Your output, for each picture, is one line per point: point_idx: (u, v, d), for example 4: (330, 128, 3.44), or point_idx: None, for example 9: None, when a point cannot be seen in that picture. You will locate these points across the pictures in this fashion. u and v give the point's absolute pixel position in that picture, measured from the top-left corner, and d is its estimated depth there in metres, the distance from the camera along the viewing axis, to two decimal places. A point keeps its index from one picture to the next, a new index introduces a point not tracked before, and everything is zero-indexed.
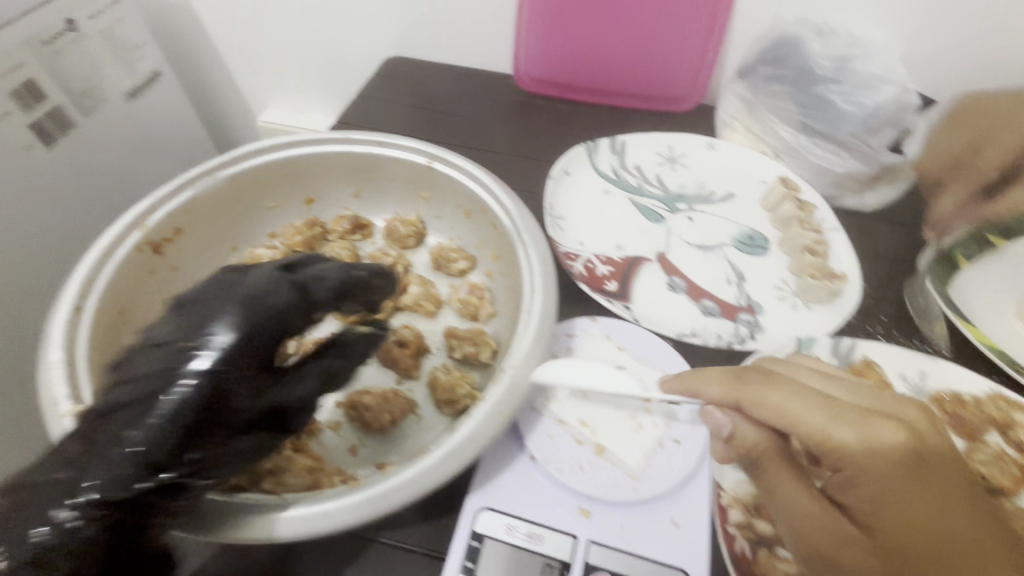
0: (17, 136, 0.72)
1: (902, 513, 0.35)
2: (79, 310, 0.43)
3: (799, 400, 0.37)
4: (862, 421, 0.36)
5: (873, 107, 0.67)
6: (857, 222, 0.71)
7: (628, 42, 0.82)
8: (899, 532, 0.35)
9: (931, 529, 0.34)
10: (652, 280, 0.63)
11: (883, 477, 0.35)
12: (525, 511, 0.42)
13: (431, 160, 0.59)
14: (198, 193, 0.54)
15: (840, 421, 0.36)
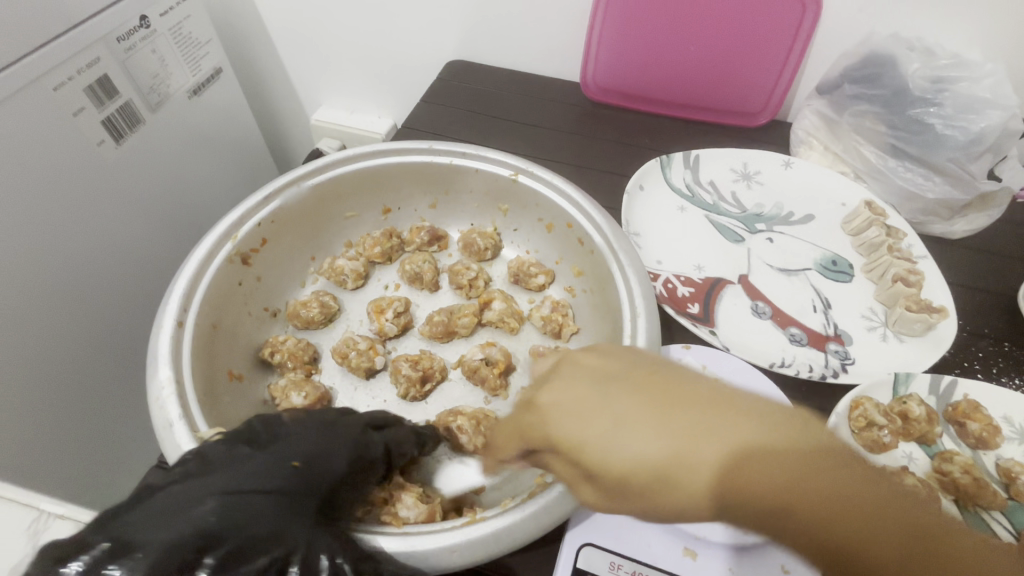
0: (91, 133, 0.72)
1: (800, 501, 0.24)
2: (180, 326, 0.42)
3: (589, 415, 0.28)
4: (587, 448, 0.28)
5: (976, 133, 0.64)
6: (944, 249, 0.68)
7: (703, 55, 0.79)
8: (804, 511, 0.24)
9: (799, 477, 0.24)
10: (735, 305, 0.61)
11: (739, 444, 0.25)
12: (628, 549, 0.41)
13: (516, 172, 0.57)
14: (284, 203, 0.53)
15: (643, 424, 0.27)
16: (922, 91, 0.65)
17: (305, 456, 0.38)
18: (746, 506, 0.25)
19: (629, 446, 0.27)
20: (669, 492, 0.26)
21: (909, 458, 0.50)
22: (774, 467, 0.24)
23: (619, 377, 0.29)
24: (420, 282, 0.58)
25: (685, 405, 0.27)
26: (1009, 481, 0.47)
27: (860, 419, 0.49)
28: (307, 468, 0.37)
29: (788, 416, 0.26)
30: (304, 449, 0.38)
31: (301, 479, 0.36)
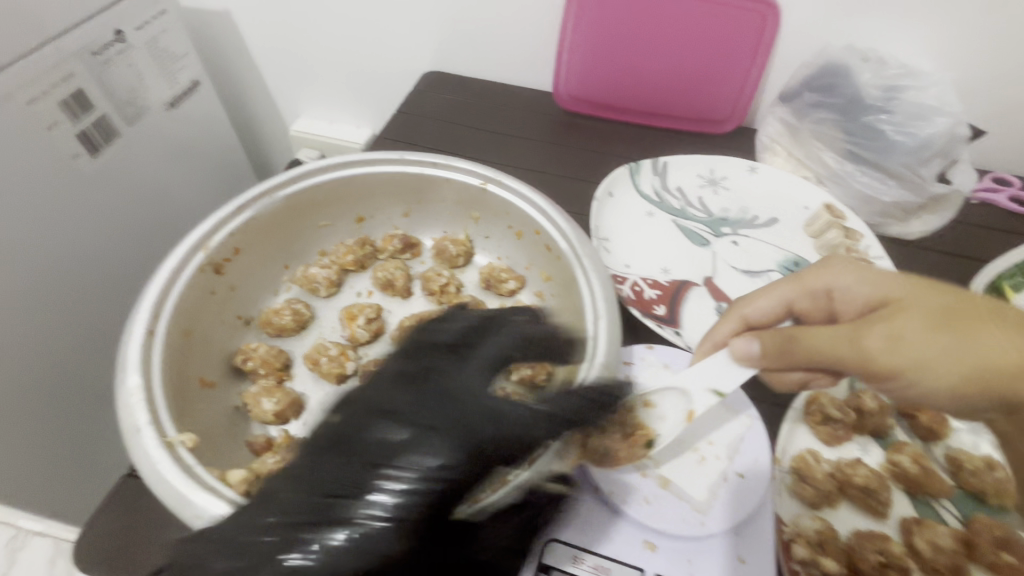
0: (67, 146, 0.73)
1: (967, 354, 0.39)
2: (150, 334, 0.43)
3: (876, 336, 0.40)
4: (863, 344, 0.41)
5: (925, 138, 0.67)
6: (901, 249, 0.71)
7: (670, 65, 0.82)
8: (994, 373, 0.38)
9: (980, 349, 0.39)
10: (700, 306, 0.63)
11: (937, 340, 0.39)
12: (592, 543, 0.42)
13: (485, 181, 0.59)
14: (256, 213, 0.54)
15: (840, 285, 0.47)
16: (874, 99, 0.69)
17: (429, 419, 0.38)
18: (1007, 376, 0.38)
19: (923, 354, 0.40)
20: (972, 377, 0.39)
21: (862, 452, 0.51)
22: (975, 343, 0.39)
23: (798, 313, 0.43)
24: (392, 289, 0.59)
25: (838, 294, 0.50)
26: (956, 470, 0.50)
27: (815, 414, 0.51)
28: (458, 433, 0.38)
29: (922, 313, 0.40)
30: (428, 413, 0.38)
31: (432, 443, 0.37)
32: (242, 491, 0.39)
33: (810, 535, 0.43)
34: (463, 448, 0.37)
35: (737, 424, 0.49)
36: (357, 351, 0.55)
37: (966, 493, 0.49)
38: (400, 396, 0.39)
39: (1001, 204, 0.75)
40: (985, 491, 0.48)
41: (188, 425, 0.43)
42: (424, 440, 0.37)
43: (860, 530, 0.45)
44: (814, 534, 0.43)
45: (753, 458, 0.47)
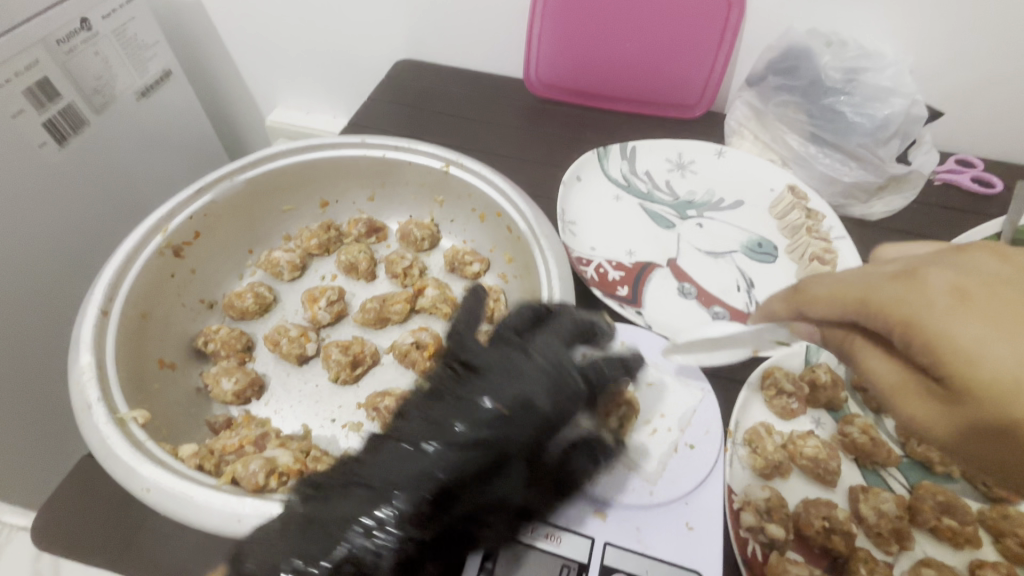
0: (32, 135, 0.72)
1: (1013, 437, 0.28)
2: (104, 315, 0.43)
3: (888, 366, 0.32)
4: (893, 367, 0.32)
5: (882, 120, 0.68)
6: (863, 230, 0.72)
7: (638, 50, 0.83)
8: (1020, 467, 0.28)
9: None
10: (662, 286, 0.64)
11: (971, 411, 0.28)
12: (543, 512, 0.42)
13: (447, 164, 0.60)
14: (216, 197, 0.54)
15: (933, 308, 0.29)
16: (834, 81, 0.70)
17: (510, 389, 0.43)
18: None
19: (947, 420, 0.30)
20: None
21: (815, 423, 0.52)
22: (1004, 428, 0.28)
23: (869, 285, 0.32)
24: (356, 271, 0.59)
25: (977, 297, 0.29)
26: (905, 440, 0.51)
27: (770, 388, 0.52)
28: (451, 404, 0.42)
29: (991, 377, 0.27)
30: (507, 384, 0.43)
31: (467, 412, 0.42)
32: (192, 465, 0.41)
33: (757, 503, 0.44)
34: (468, 415, 0.42)
35: (689, 396, 0.50)
36: (319, 333, 0.56)
37: (912, 462, 0.50)
38: (499, 379, 0.44)
39: (961, 185, 0.76)
40: (930, 460, 0.49)
41: (145, 404, 0.43)
42: (500, 410, 0.42)
43: (808, 498, 0.47)
44: (763, 502, 0.45)
45: (704, 430, 0.47)
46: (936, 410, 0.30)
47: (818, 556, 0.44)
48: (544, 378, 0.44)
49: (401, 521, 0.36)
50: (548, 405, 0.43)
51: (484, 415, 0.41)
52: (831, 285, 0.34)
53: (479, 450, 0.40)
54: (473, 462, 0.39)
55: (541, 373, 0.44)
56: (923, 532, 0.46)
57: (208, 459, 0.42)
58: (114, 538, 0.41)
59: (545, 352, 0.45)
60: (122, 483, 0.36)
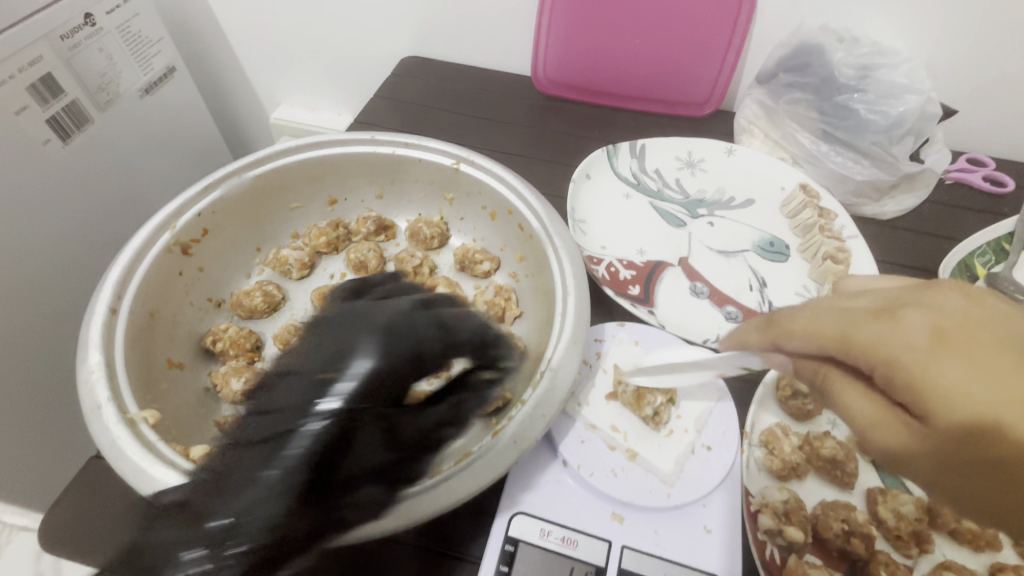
0: (36, 132, 0.71)
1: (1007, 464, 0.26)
2: (113, 313, 0.43)
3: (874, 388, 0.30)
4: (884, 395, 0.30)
5: (896, 117, 0.67)
6: (875, 229, 0.71)
7: (648, 48, 0.82)
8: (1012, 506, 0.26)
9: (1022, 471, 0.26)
10: (674, 285, 0.63)
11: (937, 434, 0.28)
12: (559, 516, 0.42)
13: (458, 161, 0.59)
14: (224, 194, 0.53)
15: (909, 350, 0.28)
16: (848, 78, 0.69)
17: (341, 342, 0.43)
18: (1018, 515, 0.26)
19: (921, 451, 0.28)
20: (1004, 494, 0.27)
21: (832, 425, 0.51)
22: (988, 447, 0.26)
23: (856, 313, 0.31)
24: (365, 270, 0.59)
25: (958, 339, 0.28)
26: None
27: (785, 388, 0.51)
28: (314, 368, 0.41)
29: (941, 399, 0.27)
30: (326, 341, 0.43)
31: (313, 376, 0.41)
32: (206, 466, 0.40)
33: (776, 505, 0.43)
34: (318, 375, 0.41)
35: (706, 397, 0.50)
36: None
37: None
38: (352, 337, 0.43)
39: (974, 184, 0.75)
40: None
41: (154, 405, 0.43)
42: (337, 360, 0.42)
43: (828, 501, 0.46)
44: (781, 505, 0.43)
45: (721, 431, 0.47)
46: (918, 452, 0.28)
47: (837, 560, 0.43)
48: (395, 327, 0.44)
49: (261, 499, 0.34)
50: (388, 360, 0.42)
51: (325, 371, 0.41)
52: (808, 319, 0.33)
53: (347, 412, 0.38)
54: (337, 423, 0.37)
55: (394, 322, 0.44)
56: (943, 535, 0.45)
57: None
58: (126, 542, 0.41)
59: (402, 318, 0.45)
60: (136, 486, 0.35)
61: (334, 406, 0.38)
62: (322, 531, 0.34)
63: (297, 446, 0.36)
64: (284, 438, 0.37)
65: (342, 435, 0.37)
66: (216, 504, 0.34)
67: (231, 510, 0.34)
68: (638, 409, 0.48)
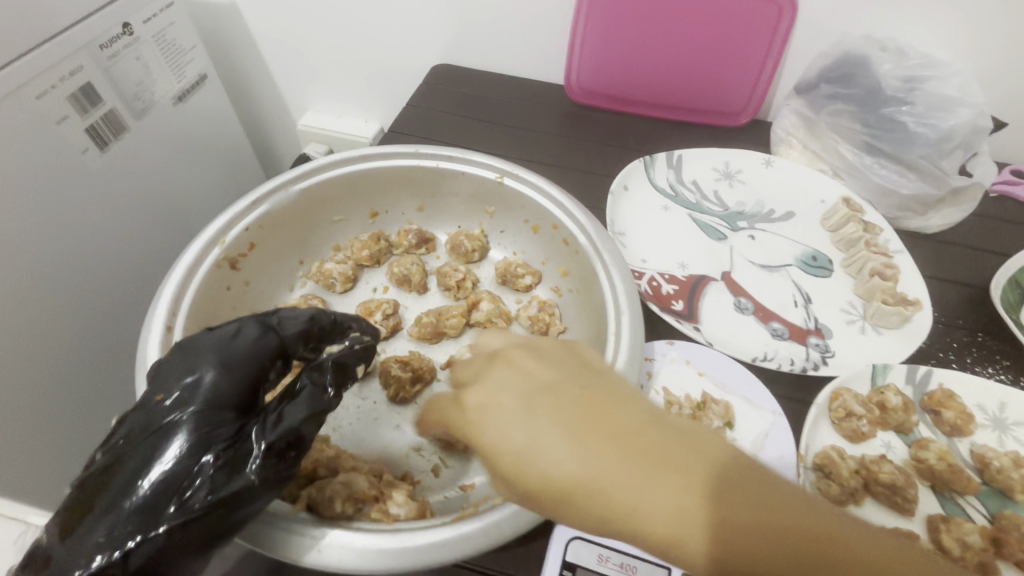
0: (76, 141, 0.72)
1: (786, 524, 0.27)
2: (169, 331, 0.42)
3: (549, 442, 0.29)
4: (575, 447, 0.29)
5: (947, 130, 0.66)
6: (920, 243, 0.70)
7: (685, 57, 0.81)
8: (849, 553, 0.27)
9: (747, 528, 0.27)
10: (718, 300, 0.62)
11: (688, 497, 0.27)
12: (617, 541, 0.41)
13: (501, 175, 0.58)
14: (271, 208, 0.53)
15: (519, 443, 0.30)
16: (894, 90, 0.68)
17: (206, 358, 0.38)
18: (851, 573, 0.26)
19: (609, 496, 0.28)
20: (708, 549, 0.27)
21: (886, 447, 0.51)
22: (734, 502, 0.27)
23: (541, 395, 0.31)
24: (408, 284, 0.58)
25: (605, 421, 0.29)
26: (983, 467, 0.49)
27: (840, 410, 0.51)
28: (173, 395, 0.36)
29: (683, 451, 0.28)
30: (184, 358, 0.38)
31: (180, 399, 0.36)
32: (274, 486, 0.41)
33: None
34: (186, 398, 0.36)
35: (761, 420, 0.50)
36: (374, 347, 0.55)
37: (992, 490, 0.48)
38: (202, 354, 0.38)
39: (1019, 197, 0.74)
40: (1011, 489, 0.47)
41: None
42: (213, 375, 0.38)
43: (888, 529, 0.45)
44: None
45: (776, 456, 0.47)
46: (694, 524, 0.27)
47: None
48: (239, 348, 0.39)
49: (111, 536, 0.32)
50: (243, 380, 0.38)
51: (196, 392, 0.36)
52: (482, 399, 0.32)
53: (212, 434, 0.35)
54: (196, 455, 0.34)
55: (241, 342, 0.39)
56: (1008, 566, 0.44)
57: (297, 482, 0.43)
58: None
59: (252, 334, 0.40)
60: None
61: (191, 428, 0.35)
62: (198, 554, 0.34)
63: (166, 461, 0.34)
64: (147, 455, 0.34)
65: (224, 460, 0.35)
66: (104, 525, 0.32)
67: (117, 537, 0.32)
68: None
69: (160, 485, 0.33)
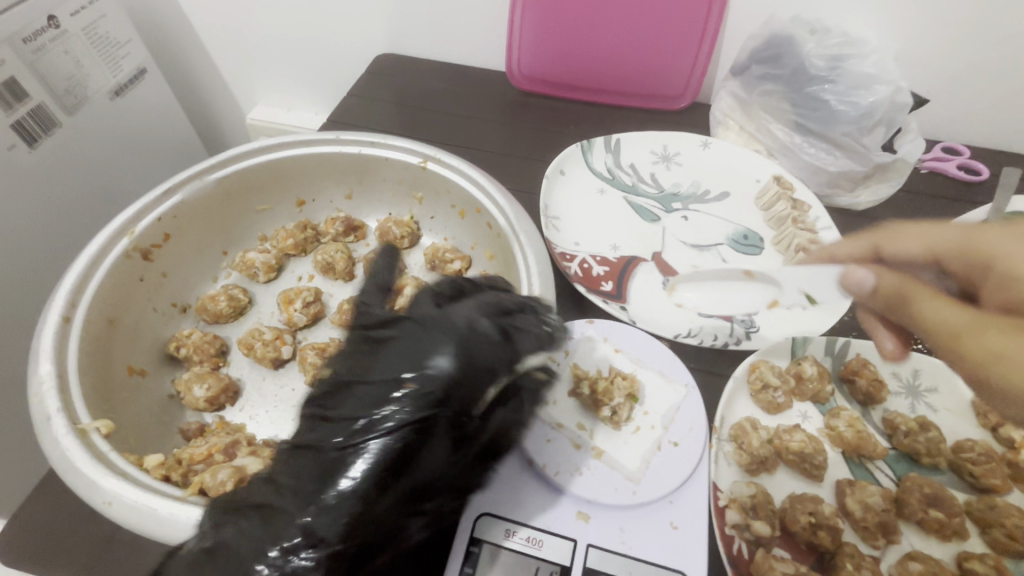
0: (1, 137, 0.70)
1: None
2: (66, 321, 0.42)
3: (997, 331, 0.34)
4: None
5: (866, 107, 0.67)
6: (848, 219, 0.71)
7: (620, 42, 0.81)
8: None
9: None
10: (647, 281, 0.63)
11: None
12: (526, 517, 0.42)
13: (425, 159, 0.58)
14: (185, 198, 0.53)
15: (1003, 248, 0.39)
16: (818, 69, 0.69)
17: (382, 376, 0.37)
18: None
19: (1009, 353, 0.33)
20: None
21: (802, 417, 0.52)
22: None
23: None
24: (333, 271, 0.58)
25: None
26: (892, 432, 0.50)
27: (756, 382, 0.51)
28: (365, 410, 0.36)
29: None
30: (392, 365, 0.38)
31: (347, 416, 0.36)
32: (158, 475, 0.39)
33: (742, 500, 0.44)
34: (348, 424, 0.36)
35: (673, 393, 0.49)
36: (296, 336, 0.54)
37: (899, 454, 0.50)
38: (405, 366, 0.37)
39: (947, 172, 0.75)
40: (917, 452, 0.49)
41: (111, 415, 0.42)
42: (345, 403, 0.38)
43: (795, 494, 0.46)
44: (748, 499, 0.44)
45: (688, 426, 0.47)
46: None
47: (805, 552, 0.44)
48: (472, 342, 0.38)
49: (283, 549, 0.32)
50: (467, 376, 0.37)
51: (370, 406, 0.36)
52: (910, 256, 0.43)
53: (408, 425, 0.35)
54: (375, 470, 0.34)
55: (455, 343, 0.38)
56: (910, 525, 0.45)
57: (175, 469, 0.41)
58: (86, 555, 0.40)
59: (435, 337, 0.38)
60: (90, 501, 0.35)
61: (323, 457, 0.35)
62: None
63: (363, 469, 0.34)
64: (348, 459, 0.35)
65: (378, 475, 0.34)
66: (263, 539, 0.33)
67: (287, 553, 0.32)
68: (598, 408, 0.48)
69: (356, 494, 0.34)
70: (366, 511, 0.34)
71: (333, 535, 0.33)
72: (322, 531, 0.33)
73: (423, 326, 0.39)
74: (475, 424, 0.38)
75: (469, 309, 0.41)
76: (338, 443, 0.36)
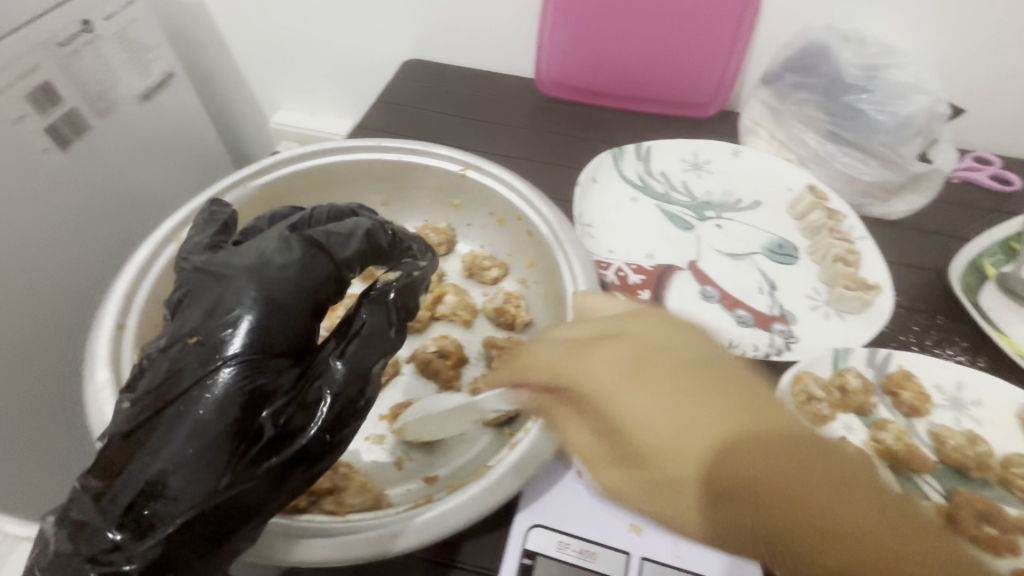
0: (35, 141, 0.70)
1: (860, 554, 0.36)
2: (120, 327, 0.42)
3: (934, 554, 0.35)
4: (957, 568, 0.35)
5: (905, 117, 0.67)
6: (883, 229, 0.71)
7: (650, 49, 0.81)
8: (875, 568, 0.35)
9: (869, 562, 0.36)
10: (684, 290, 0.63)
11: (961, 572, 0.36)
12: (578, 528, 0.42)
13: (465, 167, 0.58)
14: (228, 204, 0.53)
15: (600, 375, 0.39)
16: (855, 79, 0.69)
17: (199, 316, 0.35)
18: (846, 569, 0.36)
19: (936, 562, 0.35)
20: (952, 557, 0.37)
21: (847, 429, 0.52)
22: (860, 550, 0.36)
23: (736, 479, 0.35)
24: None
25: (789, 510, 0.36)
26: (939, 446, 0.50)
27: (801, 394, 0.51)
28: (190, 361, 0.33)
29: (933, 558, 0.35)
30: (207, 299, 0.35)
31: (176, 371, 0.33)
32: None
33: None
34: (171, 378, 0.33)
35: None
36: None
37: (948, 468, 0.49)
38: (204, 307, 0.35)
39: (979, 182, 0.75)
40: (967, 466, 0.48)
41: None
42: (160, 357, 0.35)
43: None
44: None
45: None
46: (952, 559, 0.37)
47: None
48: (304, 275, 0.37)
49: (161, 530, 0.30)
50: (293, 301, 0.36)
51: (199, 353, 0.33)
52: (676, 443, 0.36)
53: (239, 367, 0.33)
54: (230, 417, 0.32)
55: (286, 271, 0.36)
56: (962, 540, 0.45)
57: None
58: None
59: (271, 271, 0.36)
60: None
61: (151, 414, 0.32)
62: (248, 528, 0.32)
63: (206, 417, 0.31)
64: (177, 419, 0.31)
65: (229, 423, 0.32)
66: (142, 528, 0.30)
67: (165, 527, 0.30)
68: None
69: (214, 445, 0.31)
70: (234, 458, 0.31)
71: (196, 490, 0.30)
72: (178, 483, 0.30)
73: (224, 271, 0.36)
74: (333, 351, 0.36)
75: (256, 251, 0.37)
76: (163, 403, 0.32)
